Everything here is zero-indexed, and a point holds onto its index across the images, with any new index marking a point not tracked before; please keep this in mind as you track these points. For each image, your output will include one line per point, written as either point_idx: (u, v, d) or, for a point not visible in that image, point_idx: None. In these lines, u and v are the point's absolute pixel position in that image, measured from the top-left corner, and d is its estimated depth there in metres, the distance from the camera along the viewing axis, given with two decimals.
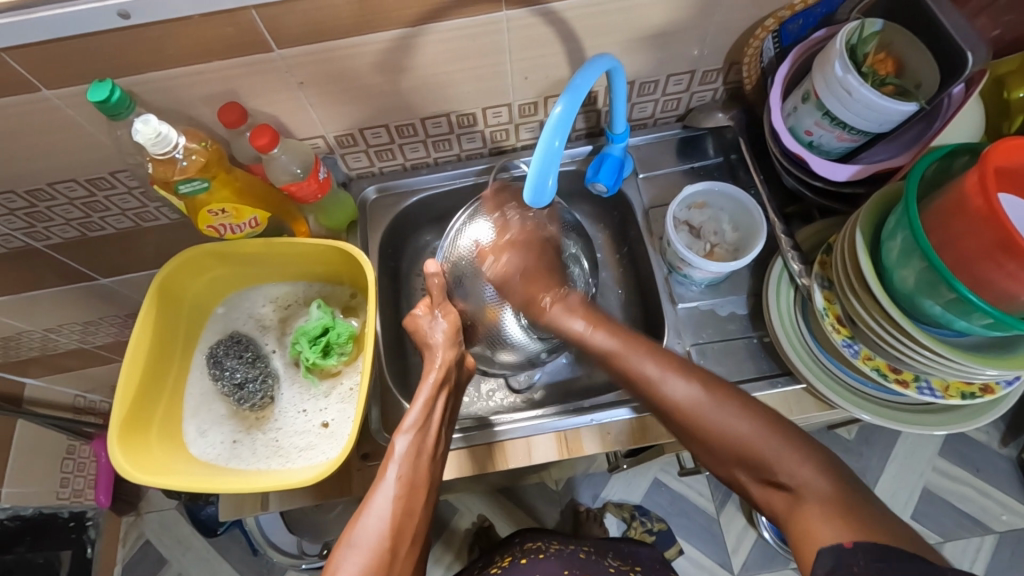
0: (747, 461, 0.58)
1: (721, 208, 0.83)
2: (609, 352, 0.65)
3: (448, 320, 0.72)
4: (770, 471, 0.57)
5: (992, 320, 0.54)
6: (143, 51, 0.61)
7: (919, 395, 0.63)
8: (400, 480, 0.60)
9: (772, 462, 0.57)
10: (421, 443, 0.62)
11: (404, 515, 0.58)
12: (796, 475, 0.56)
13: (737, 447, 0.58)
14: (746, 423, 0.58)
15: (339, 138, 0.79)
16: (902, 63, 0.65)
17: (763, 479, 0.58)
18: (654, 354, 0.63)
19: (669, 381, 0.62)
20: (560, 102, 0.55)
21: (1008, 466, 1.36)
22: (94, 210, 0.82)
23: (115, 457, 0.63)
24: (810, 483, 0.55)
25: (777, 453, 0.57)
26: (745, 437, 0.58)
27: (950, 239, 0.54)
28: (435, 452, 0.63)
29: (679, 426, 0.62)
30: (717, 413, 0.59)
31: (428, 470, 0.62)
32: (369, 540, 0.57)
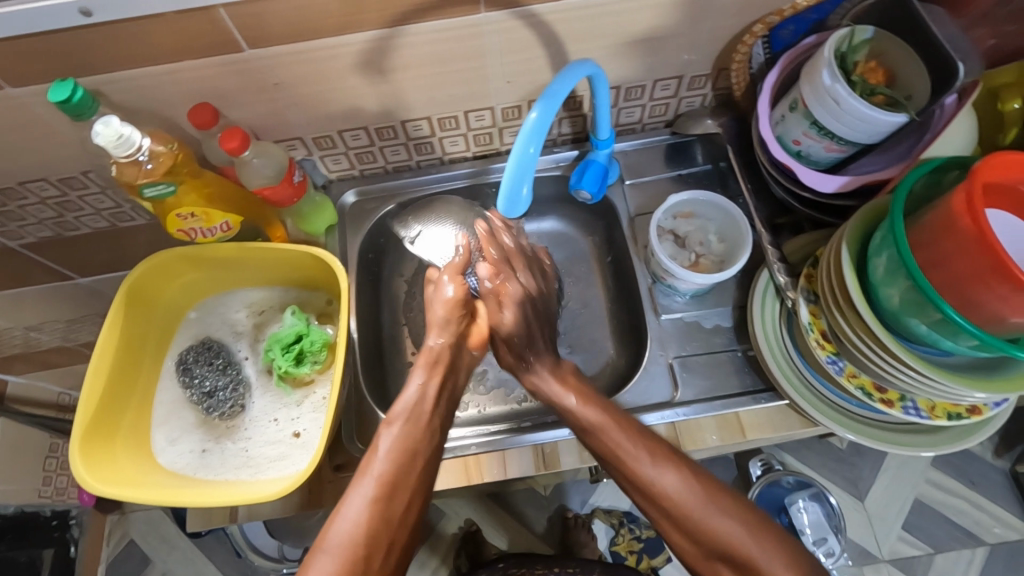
0: (619, 462, 0.59)
1: (708, 218, 0.81)
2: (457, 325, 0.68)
3: (455, 287, 0.63)
4: (636, 470, 0.58)
5: (978, 342, 0.52)
6: (107, 49, 0.59)
7: (904, 415, 0.61)
8: (383, 475, 0.52)
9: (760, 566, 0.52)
10: (410, 435, 0.55)
11: (374, 528, 0.50)
12: (667, 476, 0.57)
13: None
14: (609, 428, 0.60)
15: (317, 140, 0.77)
16: (893, 74, 0.64)
17: (715, 555, 0.54)
18: (497, 341, 0.67)
19: (533, 371, 0.67)
20: (536, 108, 0.52)
21: (1002, 478, 1.34)
22: (68, 210, 0.80)
23: (76, 467, 0.62)
24: (674, 487, 0.56)
25: (637, 451, 0.58)
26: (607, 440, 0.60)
27: (936, 257, 0.53)
28: (421, 448, 0.55)
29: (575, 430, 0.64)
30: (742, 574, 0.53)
31: (415, 470, 0.54)
32: (342, 537, 0.49)
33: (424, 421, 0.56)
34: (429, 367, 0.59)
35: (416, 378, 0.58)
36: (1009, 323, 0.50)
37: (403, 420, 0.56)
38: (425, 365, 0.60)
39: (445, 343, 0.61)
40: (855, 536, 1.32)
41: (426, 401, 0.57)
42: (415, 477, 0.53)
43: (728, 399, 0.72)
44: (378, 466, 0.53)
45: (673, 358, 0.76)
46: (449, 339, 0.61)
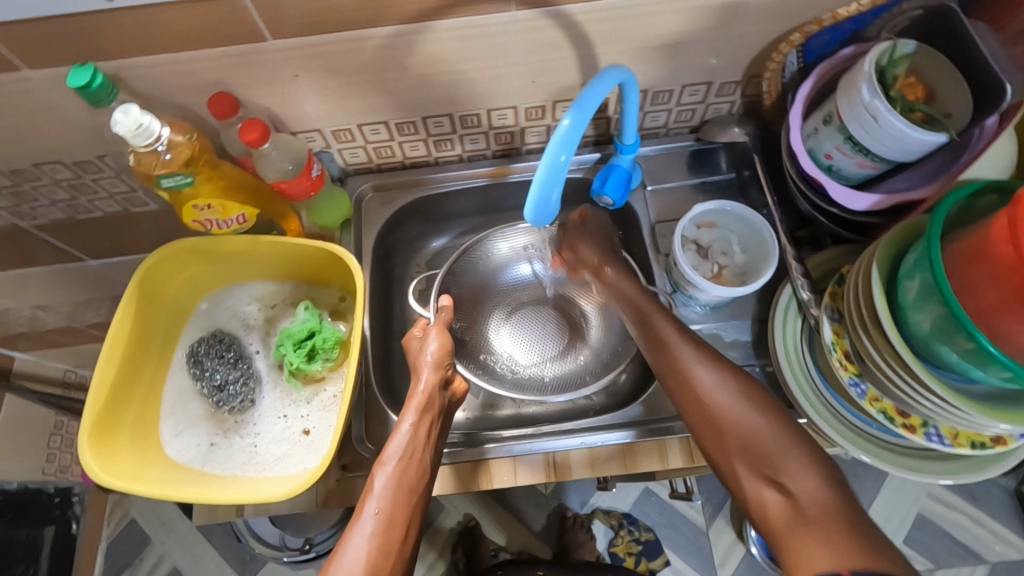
0: (752, 454, 0.56)
1: (731, 229, 0.79)
2: (652, 335, 0.65)
3: (439, 339, 0.69)
4: (772, 471, 0.54)
5: (1011, 374, 0.50)
6: (128, 34, 0.57)
7: (926, 442, 0.60)
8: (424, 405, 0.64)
9: (775, 456, 0.54)
10: (399, 475, 0.60)
11: (382, 557, 0.56)
12: (797, 481, 0.53)
13: (745, 433, 0.56)
14: (765, 423, 0.56)
15: (335, 133, 0.76)
16: (933, 91, 0.61)
17: (763, 477, 0.54)
18: (696, 343, 0.62)
19: (697, 365, 0.61)
20: (568, 115, 0.51)
21: (1005, 496, 1.33)
22: (81, 193, 0.79)
23: (84, 460, 0.61)
24: (811, 494, 0.52)
25: (786, 454, 0.54)
26: (766, 435, 0.56)
27: (972, 284, 0.51)
28: (415, 486, 0.60)
29: (709, 437, 0.58)
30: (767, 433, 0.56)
31: (413, 503, 0.60)
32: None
33: (428, 433, 0.64)
34: (420, 417, 0.63)
35: (405, 426, 0.63)
36: None
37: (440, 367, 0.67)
38: (416, 409, 0.64)
39: (427, 387, 0.66)
40: None
41: (416, 445, 0.62)
42: (405, 511, 0.59)
43: None
44: (379, 504, 0.58)
45: None
46: (433, 380, 0.67)
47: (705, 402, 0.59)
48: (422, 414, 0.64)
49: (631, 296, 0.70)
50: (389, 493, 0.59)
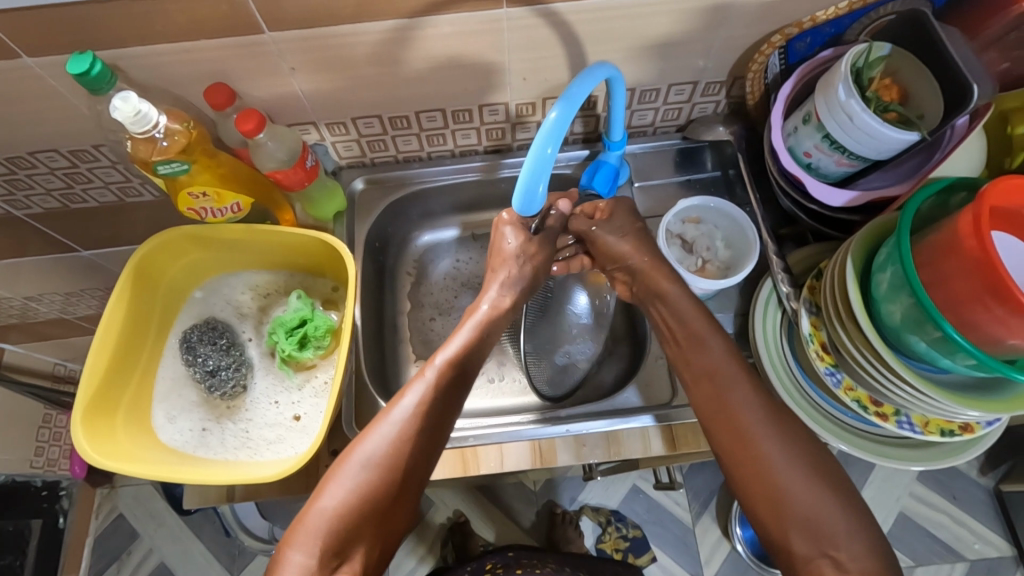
0: (812, 527, 0.56)
1: (716, 224, 0.81)
2: (708, 374, 0.65)
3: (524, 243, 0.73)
4: (830, 546, 0.55)
5: (975, 361, 0.53)
6: (126, 24, 0.59)
7: (898, 430, 0.62)
8: (483, 325, 0.69)
9: (835, 535, 0.55)
10: (451, 381, 0.64)
11: (413, 438, 0.60)
12: (848, 553, 0.55)
13: (810, 509, 0.57)
14: (828, 496, 0.57)
15: (330, 126, 0.78)
16: (907, 93, 0.64)
17: (819, 551, 0.55)
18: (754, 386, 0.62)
19: (763, 420, 0.61)
20: (555, 108, 0.53)
21: (985, 496, 1.36)
22: (76, 182, 0.80)
23: (77, 439, 0.62)
24: (865, 573, 0.54)
25: (848, 533, 0.55)
26: (822, 513, 0.56)
27: (940, 276, 0.53)
28: (459, 394, 0.64)
29: (765, 509, 0.58)
30: (818, 498, 0.57)
31: (452, 410, 0.63)
32: (379, 453, 0.59)
33: (478, 351, 0.68)
34: (477, 333, 0.68)
35: (459, 340, 0.67)
36: (1006, 344, 0.51)
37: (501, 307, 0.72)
38: (473, 326, 0.69)
39: (490, 309, 0.71)
40: None
41: (469, 355, 0.66)
42: (448, 418, 0.63)
43: None
44: (417, 399, 0.61)
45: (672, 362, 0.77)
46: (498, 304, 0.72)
47: (761, 452, 0.59)
48: (479, 334, 0.68)
49: (682, 314, 0.69)
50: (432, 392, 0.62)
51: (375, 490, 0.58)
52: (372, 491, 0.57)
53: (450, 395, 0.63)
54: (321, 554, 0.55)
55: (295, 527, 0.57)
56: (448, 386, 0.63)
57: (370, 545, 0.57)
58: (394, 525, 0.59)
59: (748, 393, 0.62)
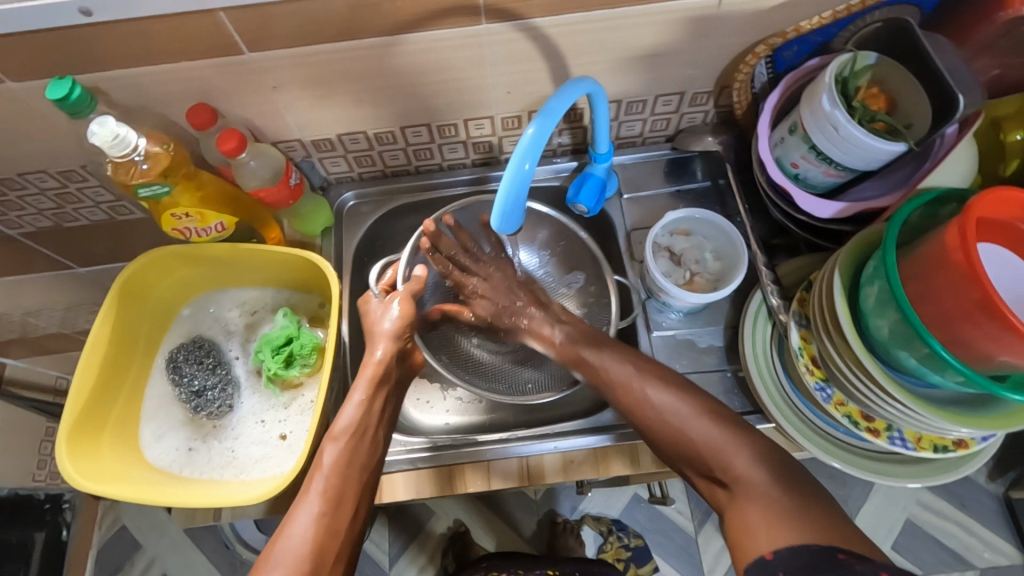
0: (688, 457, 0.59)
1: (705, 236, 0.80)
2: (624, 385, 0.64)
3: (401, 308, 0.70)
4: (710, 467, 0.57)
5: (964, 378, 0.52)
6: (107, 48, 0.59)
7: (889, 446, 0.61)
8: (376, 378, 0.65)
9: (710, 457, 0.57)
10: (353, 451, 0.61)
11: (326, 535, 0.56)
12: (737, 468, 0.56)
13: (680, 440, 0.60)
14: (697, 422, 0.59)
15: (316, 142, 0.78)
16: (895, 101, 0.63)
17: (708, 476, 0.58)
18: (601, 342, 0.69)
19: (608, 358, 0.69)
20: (532, 124, 0.53)
21: (994, 503, 1.33)
22: (67, 201, 0.80)
23: (61, 462, 0.62)
24: (750, 479, 0.55)
25: (718, 447, 0.57)
26: (706, 444, 0.58)
27: (928, 291, 0.52)
28: (367, 462, 0.61)
29: (670, 449, 0.61)
30: (689, 423, 0.60)
31: (364, 478, 0.61)
32: (292, 556, 0.54)
33: (376, 414, 0.64)
34: (371, 385, 0.65)
35: (354, 401, 0.64)
36: (996, 361, 0.50)
37: (393, 339, 0.68)
38: (368, 381, 0.65)
39: (384, 355, 0.66)
40: None
41: (370, 419, 0.64)
42: (354, 492, 0.60)
43: None
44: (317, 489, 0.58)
45: None
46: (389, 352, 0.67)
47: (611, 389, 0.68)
48: (375, 386, 0.65)
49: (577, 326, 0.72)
50: (335, 467, 0.59)
51: None
52: None
53: (352, 470, 0.60)
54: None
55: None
56: (349, 458, 0.60)
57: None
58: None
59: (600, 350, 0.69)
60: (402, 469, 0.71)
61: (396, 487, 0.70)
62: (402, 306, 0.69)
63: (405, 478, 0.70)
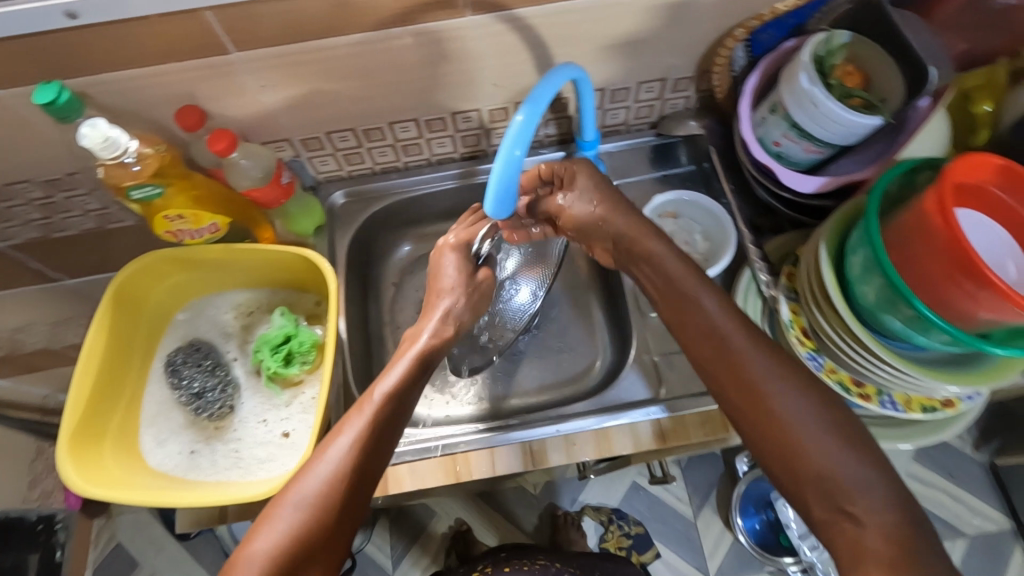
0: (824, 485, 0.51)
1: (693, 218, 0.82)
2: (754, 393, 0.55)
3: (461, 266, 0.74)
4: (844, 503, 0.50)
5: (949, 337, 0.54)
6: (93, 52, 0.59)
7: (881, 409, 0.63)
8: (419, 356, 0.64)
9: (850, 491, 0.50)
10: (387, 412, 0.58)
11: (346, 481, 0.54)
12: (871, 514, 0.49)
13: (820, 469, 0.51)
14: (833, 447, 0.51)
15: (305, 141, 0.78)
16: (870, 77, 0.65)
17: (836, 512, 0.50)
18: (752, 336, 0.58)
19: (754, 354, 0.57)
20: (521, 112, 0.54)
21: (981, 472, 1.37)
22: (54, 211, 0.80)
23: (64, 469, 0.61)
24: (882, 526, 0.48)
25: (862, 485, 0.50)
26: (846, 477, 0.50)
27: (910, 256, 0.54)
28: (395, 424, 0.59)
29: (792, 479, 0.52)
30: (832, 450, 0.51)
31: (390, 437, 0.58)
32: (311, 494, 0.53)
33: (414, 383, 0.62)
34: (416, 361, 0.64)
35: (397, 371, 0.62)
36: (977, 318, 0.52)
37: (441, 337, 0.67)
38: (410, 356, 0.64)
39: (431, 339, 0.67)
40: None
41: (406, 387, 0.61)
42: (382, 449, 0.57)
43: None
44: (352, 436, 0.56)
45: (659, 357, 0.77)
46: (439, 333, 0.68)
47: (743, 366, 0.56)
48: (417, 364, 0.63)
49: (669, 274, 0.65)
50: (369, 424, 0.57)
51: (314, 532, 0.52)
52: (308, 538, 0.51)
53: (382, 433, 0.57)
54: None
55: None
56: (382, 420, 0.58)
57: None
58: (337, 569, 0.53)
59: (742, 340, 0.58)
60: (406, 460, 0.71)
61: (402, 478, 0.70)
62: (440, 324, 0.69)
63: (410, 469, 0.71)
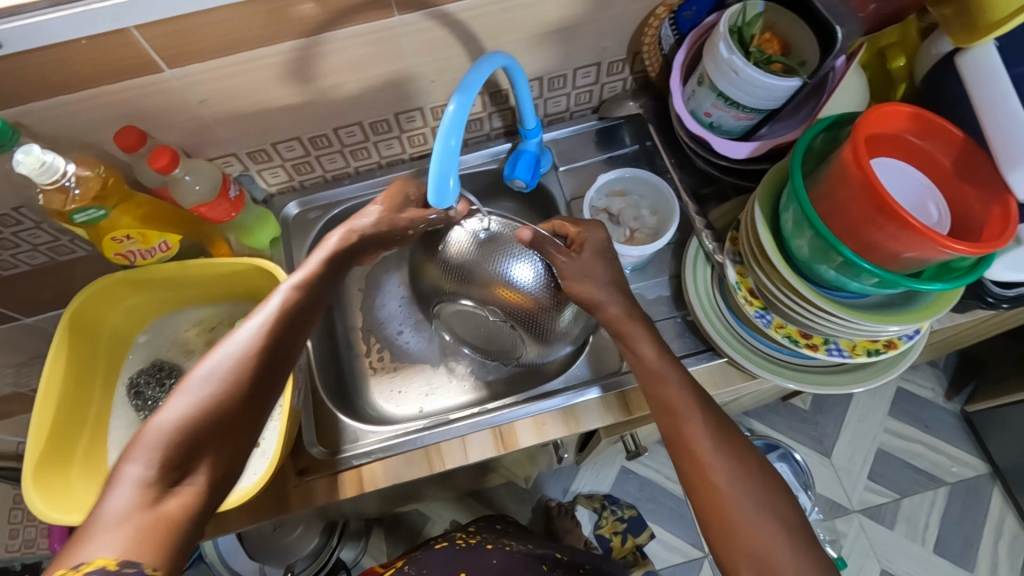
0: (757, 560, 0.55)
1: (639, 194, 0.85)
2: (690, 445, 0.60)
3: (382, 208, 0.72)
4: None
5: (878, 279, 0.56)
6: (23, 81, 0.59)
7: (828, 356, 0.66)
8: (328, 260, 0.67)
9: (774, 562, 0.54)
10: (298, 305, 0.63)
11: (254, 359, 0.56)
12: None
13: (758, 546, 0.55)
14: (757, 512, 0.56)
15: (252, 154, 0.79)
16: (788, 42, 0.69)
17: None
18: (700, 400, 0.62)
19: (705, 432, 0.60)
20: (453, 102, 0.55)
21: (954, 420, 1.41)
22: (3, 248, 0.79)
23: (29, 496, 0.61)
24: None
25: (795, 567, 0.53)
26: (778, 554, 0.54)
27: (835, 206, 0.57)
28: (307, 320, 0.63)
29: (721, 542, 0.57)
30: (758, 516, 0.56)
31: (300, 331, 0.62)
32: (223, 366, 0.55)
33: (323, 289, 0.66)
34: (323, 264, 0.67)
35: (306, 270, 0.66)
36: (903, 258, 0.55)
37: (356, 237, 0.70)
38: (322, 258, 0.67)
39: (341, 240, 0.69)
40: (825, 491, 1.36)
41: (314, 285, 0.65)
42: (294, 339, 0.61)
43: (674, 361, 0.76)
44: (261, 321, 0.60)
45: None
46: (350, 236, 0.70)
47: (689, 429, 0.61)
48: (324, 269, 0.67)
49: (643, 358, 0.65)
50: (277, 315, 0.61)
51: (219, 402, 0.53)
52: (216, 406, 0.53)
53: (289, 324, 0.61)
54: (160, 465, 0.48)
55: (129, 448, 0.50)
56: (291, 314, 0.61)
57: (215, 461, 0.51)
58: (245, 444, 0.54)
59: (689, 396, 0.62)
60: (380, 457, 0.72)
61: (377, 475, 0.71)
62: (340, 242, 0.69)
63: (384, 465, 0.72)
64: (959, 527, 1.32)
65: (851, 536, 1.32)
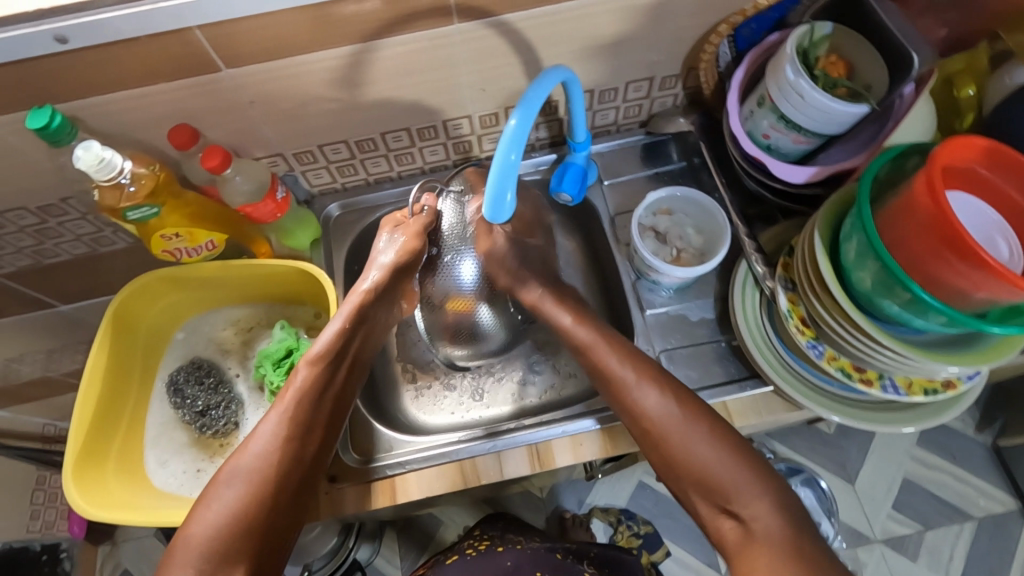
0: (706, 487, 0.60)
1: (685, 213, 0.83)
2: (619, 393, 0.64)
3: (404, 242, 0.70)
4: (725, 499, 0.59)
5: (946, 318, 0.54)
6: (83, 76, 0.59)
7: (883, 393, 0.64)
8: (353, 315, 0.68)
9: (732, 491, 0.58)
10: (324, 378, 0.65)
11: (280, 457, 0.60)
12: (749, 509, 0.57)
13: (699, 471, 0.60)
14: (705, 448, 0.60)
15: (298, 155, 0.78)
16: (853, 66, 0.67)
17: (719, 507, 0.59)
18: (633, 362, 0.65)
19: (641, 389, 0.64)
20: (514, 115, 0.54)
21: (985, 453, 1.37)
22: (47, 237, 0.79)
23: (69, 491, 0.61)
24: (760, 519, 0.57)
25: (745, 490, 0.58)
26: (723, 476, 0.59)
27: (904, 238, 0.55)
28: (332, 394, 0.65)
29: (687, 480, 0.61)
30: (713, 455, 0.60)
31: (326, 405, 0.65)
32: (245, 469, 0.59)
33: (348, 354, 0.67)
34: (349, 319, 0.67)
35: (331, 329, 0.67)
36: (973, 298, 0.53)
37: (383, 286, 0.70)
38: (345, 315, 0.68)
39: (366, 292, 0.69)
40: (848, 518, 1.33)
41: (341, 347, 0.66)
42: (320, 417, 0.64)
43: (716, 388, 0.74)
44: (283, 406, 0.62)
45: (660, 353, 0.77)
46: (400, 259, 0.70)
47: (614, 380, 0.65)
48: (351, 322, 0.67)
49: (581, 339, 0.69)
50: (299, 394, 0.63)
51: (249, 507, 0.57)
52: (249, 509, 0.57)
53: (314, 399, 0.64)
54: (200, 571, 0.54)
55: (172, 553, 0.56)
56: (313, 391, 0.64)
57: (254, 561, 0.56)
58: (273, 545, 0.58)
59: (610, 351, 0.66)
60: (415, 467, 0.71)
61: (411, 486, 0.70)
62: (381, 277, 0.69)
63: (418, 476, 0.71)
64: (985, 563, 1.29)
65: (873, 566, 1.29)
